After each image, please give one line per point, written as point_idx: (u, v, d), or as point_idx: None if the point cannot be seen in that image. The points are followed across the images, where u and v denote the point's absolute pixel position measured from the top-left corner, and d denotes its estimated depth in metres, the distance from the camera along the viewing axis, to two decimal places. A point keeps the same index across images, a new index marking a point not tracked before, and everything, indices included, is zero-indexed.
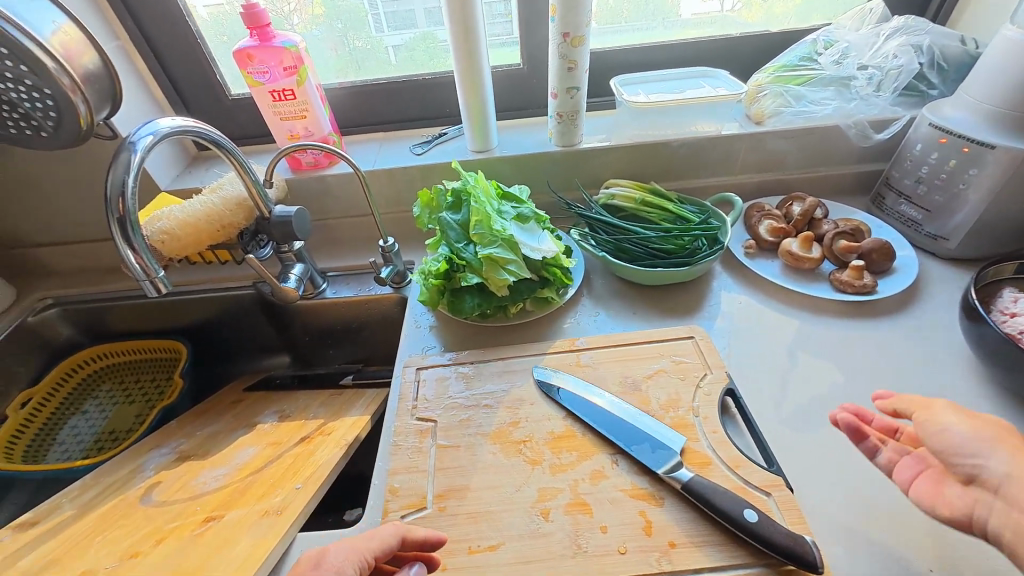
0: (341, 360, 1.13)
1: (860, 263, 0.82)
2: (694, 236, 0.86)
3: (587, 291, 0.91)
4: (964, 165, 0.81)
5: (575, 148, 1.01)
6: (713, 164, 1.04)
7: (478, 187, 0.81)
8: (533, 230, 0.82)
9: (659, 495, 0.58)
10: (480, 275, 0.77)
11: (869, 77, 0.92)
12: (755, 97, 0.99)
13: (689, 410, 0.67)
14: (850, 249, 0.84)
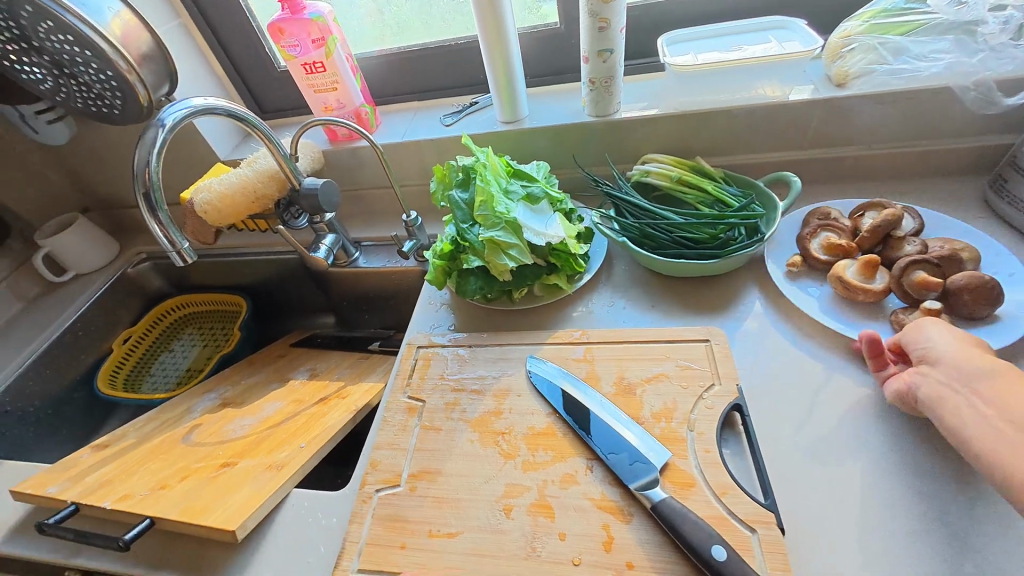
0: (375, 325, 1.17)
1: (933, 308, 0.63)
2: (730, 224, 0.75)
3: (606, 277, 0.84)
4: None
5: (610, 119, 0.91)
6: (778, 136, 0.89)
7: (488, 165, 0.77)
8: (543, 212, 0.77)
9: (629, 511, 0.55)
10: (481, 259, 0.75)
11: (1004, 21, 0.69)
12: (839, 54, 0.82)
13: (684, 422, 0.61)
14: (926, 285, 0.64)
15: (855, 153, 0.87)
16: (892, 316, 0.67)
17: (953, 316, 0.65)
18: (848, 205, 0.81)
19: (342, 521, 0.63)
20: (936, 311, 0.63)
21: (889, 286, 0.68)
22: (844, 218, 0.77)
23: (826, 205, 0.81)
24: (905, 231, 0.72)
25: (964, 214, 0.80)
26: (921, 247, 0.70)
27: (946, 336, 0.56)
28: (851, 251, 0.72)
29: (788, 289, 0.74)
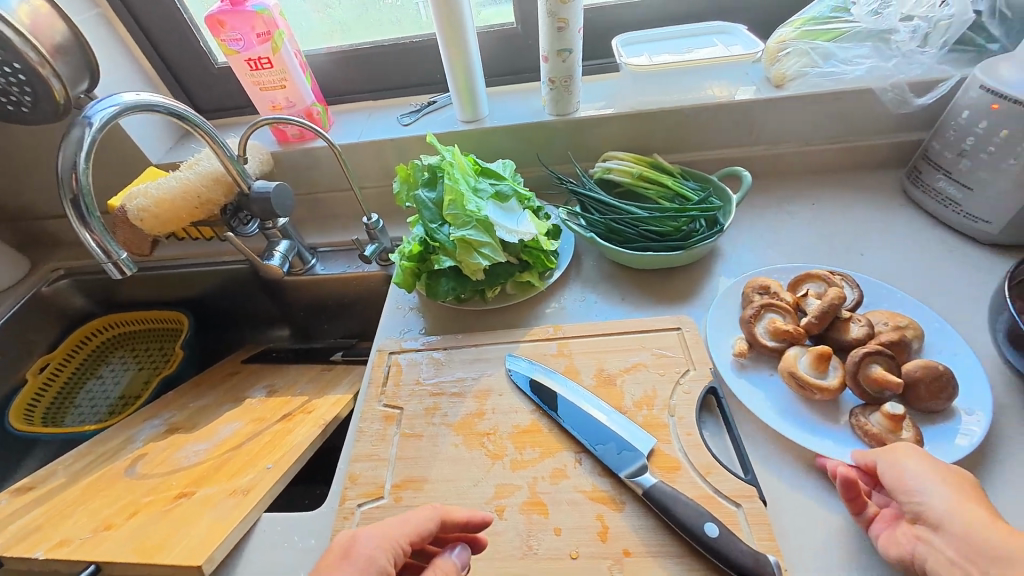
0: (336, 335, 1.12)
1: (897, 409, 0.56)
2: (691, 217, 0.79)
3: (575, 273, 0.85)
4: (1017, 137, 0.70)
5: (570, 118, 0.93)
6: (726, 133, 0.94)
7: (455, 163, 0.75)
8: (512, 210, 0.77)
9: (620, 499, 0.55)
10: (453, 259, 0.74)
11: (913, 30, 0.79)
12: (776, 57, 0.88)
13: (665, 408, 0.62)
14: (884, 382, 0.57)
15: (794, 149, 0.94)
16: (852, 418, 0.59)
17: (909, 410, 0.59)
18: (786, 273, 0.76)
19: (322, 542, 0.59)
20: (898, 415, 0.56)
21: (844, 381, 0.61)
22: (785, 292, 0.71)
23: (762, 275, 0.75)
24: (848, 311, 0.67)
25: (889, 202, 0.89)
26: (868, 328, 0.64)
27: (931, 478, 0.48)
28: (798, 338, 0.65)
29: (737, 384, 0.65)
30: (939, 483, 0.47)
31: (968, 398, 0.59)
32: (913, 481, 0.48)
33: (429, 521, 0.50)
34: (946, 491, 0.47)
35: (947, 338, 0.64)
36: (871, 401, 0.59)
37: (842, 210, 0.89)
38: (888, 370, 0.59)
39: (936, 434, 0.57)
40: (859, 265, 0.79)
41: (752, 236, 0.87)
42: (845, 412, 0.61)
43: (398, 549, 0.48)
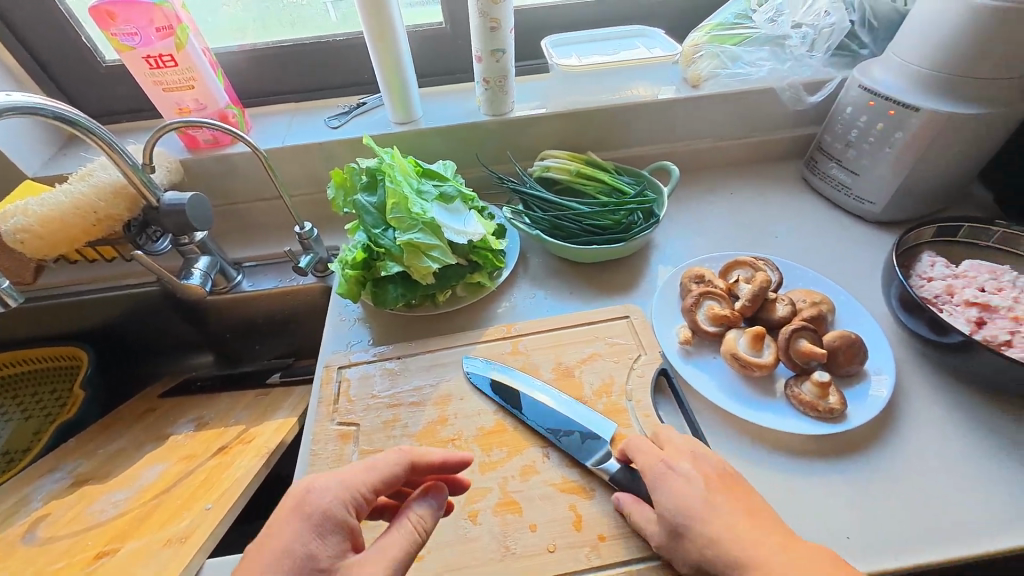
0: (270, 356, 1.03)
1: (824, 376, 0.62)
2: (630, 210, 0.82)
3: (523, 271, 0.86)
4: (890, 129, 0.81)
5: (506, 118, 0.94)
6: (652, 130, 1.00)
7: (395, 165, 0.73)
8: (458, 211, 0.76)
9: (591, 487, 0.57)
10: (401, 264, 0.71)
11: (803, 37, 0.90)
12: (691, 59, 0.95)
13: (623, 393, 0.65)
14: (811, 354, 0.64)
15: (712, 144, 1.02)
16: (787, 389, 0.65)
17: (832, 376, 0.66)
18: (717, 261, 0.82)
19: None
20: (825, 382, 0.62)
21: (777, 356, 0.67)
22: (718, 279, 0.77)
23: (696, 265, 0.81)
24: (773, 292, 0.74)
25: (793, 190, 0.99)
26: (791, 306, 0.71)
27: (686, 488, 0.51)
28: (734, 320, 0.70)
29: (684, 369, 0.68)
30: (679, 486, 0.51)
31: (875, 359, 0.67)
32: (659, 490, 0.51)
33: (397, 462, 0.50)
34: (677, 494, 0.51)
35: (853, 308, 0.73)
36: (801, 372, 0.65)
37: (756, 198, 0.98)
38: (813, 343, 0.65)
39: (855, 396, 0.64)
40: (775, 247, 0.88)
41: (683, 226, 0.94)
42: (780, 385, 0.66)
43: (358, 495, 0.47)
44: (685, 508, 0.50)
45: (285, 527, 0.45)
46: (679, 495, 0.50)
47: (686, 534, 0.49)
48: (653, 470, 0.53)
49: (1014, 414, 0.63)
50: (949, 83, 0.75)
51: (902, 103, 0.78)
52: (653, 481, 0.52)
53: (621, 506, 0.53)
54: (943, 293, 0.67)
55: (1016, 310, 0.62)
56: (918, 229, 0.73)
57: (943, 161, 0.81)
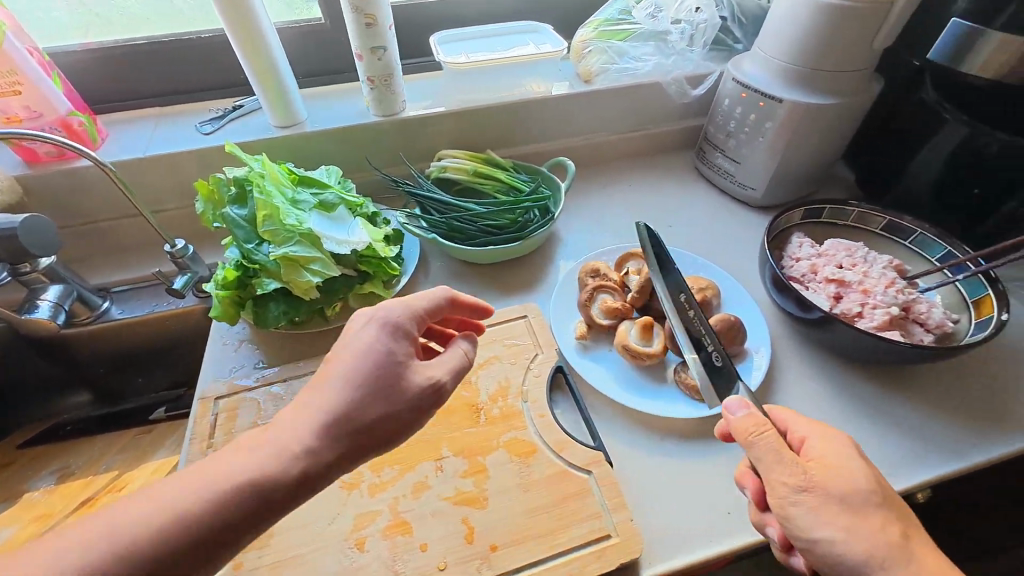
0: (155, 389, 0.93)
1: None
2: (525, 208, 0.82)
3: (423, 276, 0.83)
4: (761, 119, 0.86)
5: (398, 117, 0.90)
6: (550, 126, 1.00)
7: (266, 174, 0.67)
8: (342, 219, 0.71)
9: (484, 496, 0.55)
10: (279, 280, 0.66)
11: (682, 32, 0.93)
12: (581, 54, 0.96)
13: (519, 395, 0.64)
14: None
15: (609, 138, 1.04)
16: (675, 375, 0.67)
17: None
18: (613, 253, 0.84)
19: None
20: None
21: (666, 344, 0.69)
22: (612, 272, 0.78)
23: (594, 258, 0.82)
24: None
25: (687, 179, 1.04)
26: None
27: (858, 455, 0.47)
28: (627, 312, 0.72)
29: (580, 363, 0.69)
30: (868, 456, 0.48)
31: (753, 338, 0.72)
32: (834, 444, 0.48)
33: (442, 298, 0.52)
34: (869, 464, 0.47)
35: (737, 292, 0.77)
36: (687, 357, 0.68)
37: (652, 190, 1.01)
38: (697, 329, 0.68)
39: (736, 375, 0.67)
40: (669, 236, 0.92)
41: (583, 220, 0.95)
42: (688, 348, 0.64)
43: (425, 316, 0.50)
44: (872, 477, 0.46)
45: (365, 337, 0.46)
46: (862, 466, 0.47)
47: (855, 500, 0.44)
48: (827, 433, 0.50)
49: (869, 377, 0.69)
50: (806, 75, 0.81)
51: (768, 95, 0.83)
52: (817, 441, 0.49)
53: (762, 437, 0.48)
54: (808, 272, 0.72)
55: (866, 284, 0.68)
56: (787, 213, 0.78)
57: (808, 148, 0.87)
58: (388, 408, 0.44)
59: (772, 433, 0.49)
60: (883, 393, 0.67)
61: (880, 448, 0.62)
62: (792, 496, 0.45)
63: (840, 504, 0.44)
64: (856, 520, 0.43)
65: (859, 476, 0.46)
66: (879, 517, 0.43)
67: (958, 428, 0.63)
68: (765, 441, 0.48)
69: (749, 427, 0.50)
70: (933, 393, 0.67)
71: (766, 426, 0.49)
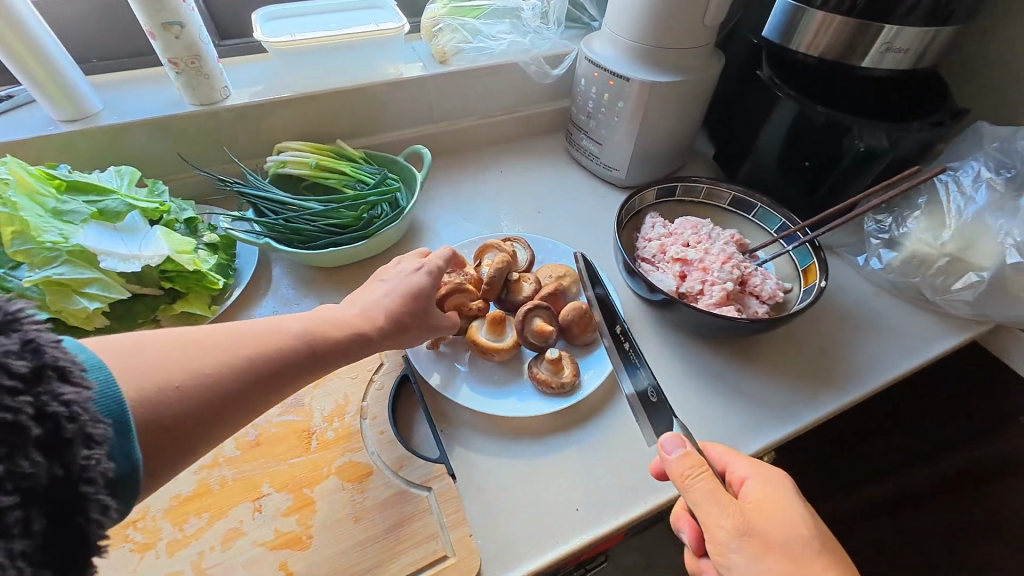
0: None
1: (556, 352, 0.63)
2: (371, 203, 0.75)
3: (260, 287, 0.74)
4: (614, 98, 0.85)
5: (220, 107, 0.78)
6: (408, 112, 0.93)
7: (12, 181, 0.54)
8: (132, 230, 0.60)
9: (308, 535, 0.49)
10: (45, 310, 0.55)
11: (534, 8, 0.91)
12: (432, 33, 0.89)
13: (357, 413, 0.58)
14: (545, 332, 0.64)
15: (475, 122, 0.99)
16: (528, 370, 0.64)
17: (572, 348, 0.68)
18: (473, 246, 0.79)
19: None
20: (558, 358, 0.63)
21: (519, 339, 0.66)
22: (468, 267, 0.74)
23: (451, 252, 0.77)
24: (519, 273, 0.73)
25: (558, 163, 1.01)
26: (534, 285, 0.71)
27: (792, 495, 0.46)
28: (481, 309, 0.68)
29: (429, 369, 0.63)
30: (793, 495, 0.46)
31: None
32: (759, 487, 0.47)
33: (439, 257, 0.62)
34: (797, 504, 0.46)
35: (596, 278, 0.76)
36: (541, 351, 0.65)
37: (522, 175, 0.98)
38: (549, 320, 0.66)
39: (591, 363, 0.66)
40: (537, 223, 0.89)
41: (449, 212, 0.90)
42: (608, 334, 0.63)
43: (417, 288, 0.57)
44: (798, 521, 0.44)
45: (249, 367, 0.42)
46: (792, 506, 0.45)
47: (792, 549, 0.42)
48: (759, 472, 0.48)
49: (716, 351, 0.71)
50: (649, 53, 0.80)
51: (617, 74, 0.82)
52: (753, 481, 0.47)
53: (700, 478, 0.46)
54: (658, 253, 0.72)
55: (706, 261, 0.69)
56: (639, 193, 0.78)
57: (662, 127, 0.88)
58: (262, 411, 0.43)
59: (708, 477, 0.46)
60: (728, 366, 0.69)
61: (723, 421, 0.64)
62: (729, 542, 0.44)
63: (780, 550, 0.42)
64: (800, 571, 0.41)
65: (787, 522, 0.44)
66: (822, 565, 0.42)
67: (792, 392, 0.66)
68: (699, 484, 0.46)
69: (687, 465, 0.47)
70: (771, 360, 0.70)
71: (703, 467, 0.47)
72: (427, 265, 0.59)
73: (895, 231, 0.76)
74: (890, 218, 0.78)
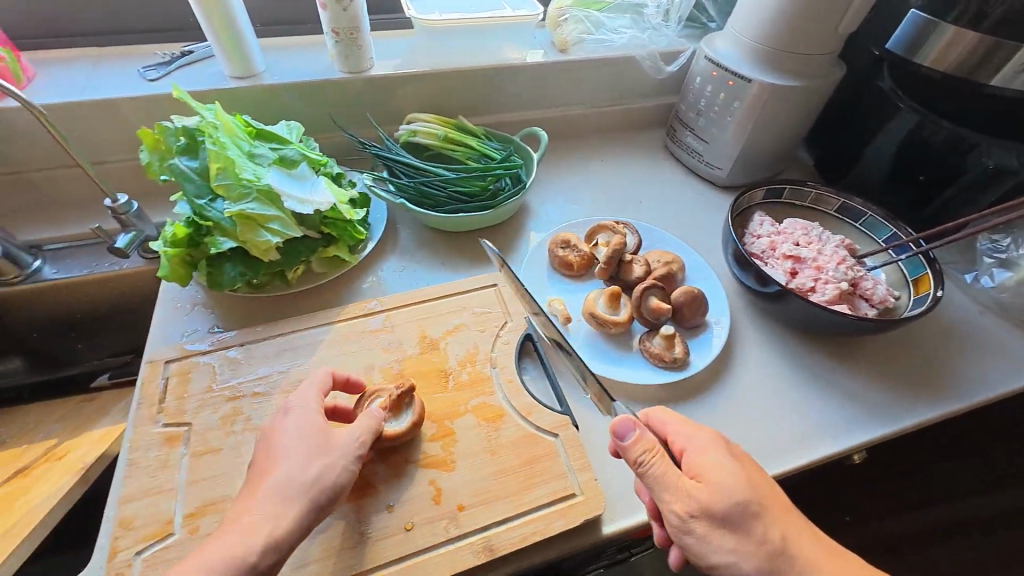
0: (97, 356, 0.87)
1: (670, 330, 0.67)
2: (497, 175, 0.81)
3: (391, 243, 0.81)
4: (730, 98, 0.88)
5: (365, 76, 0.86)
6: (523, 96, 0.98)
7: (219, 125, 0.63)
8: (304, 177, 0.68)
9: (452, 458, 0.56)
10: (235, 239, 0.62)
11: (658, 6, 0.93)
12: (557, 23, 0.94)
13: (487, 361, 0.64)
14: (660, 310, 0.68)
15: (583, 111, 1.04)
16: (640, 344, 0.69)
17: (679, 329, 0.72)
18: (583, 226, 0.84)
19: None
20: (671, 335, 0.67)
21: (632, 313, 0.71)
22: (582, 244, 0.79)
23: (564, 229, 0.82)
24: (631, 254, 0.77)
25: (657, 157, 1.05)
26: (646, 267, 0.75)
27: (727, 463, 0.49)
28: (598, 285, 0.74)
29: (552, 333, 0.70)
30: (736, 463, 0.49)
31: (714, 309, 0.74)
32: (709, 459, 0.49)
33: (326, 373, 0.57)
34: (743, 469, 0.49)
35: (702, 268, 0.79)
36: (653, 327, 0.70)
37: (624, 165, 1.02)
38: (663, 300, 0.70)
39: (698, 345, 0.71)
40: (637, 212, 0.93)
41: (554, 193, 0.94)
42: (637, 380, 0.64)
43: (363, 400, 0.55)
44: (748, 485, 0.48)
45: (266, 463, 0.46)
46: (738, 473, 0.48)
47: (733, 518, 0.46)
48: (695, 445, 0.51)
49: (816, 348, 0.73)
50: (775, 57, 0.82)
51: (738, 74, 0.84)
52: (698, 454, 0.50)
53: (653, 461, 0.48)
54: (768, 249, 0.76)
55: (820, 260, 0.72)
56: (750, 191, 0.81)
57: (773, 130, 0.90)
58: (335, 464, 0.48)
59: (661, 457, 0.48)
60: (828, 363, 0.71)
61: (822, 414, 0.67)
62: (683, 520, 0.47)
63: (722, 521, 0.46)
64: (744, 536, 0.46)
65: (732, 491, 0.47)
66: (763, 525, 0.46)
67: (891, 395, 0.69)
68: (653, 470, 0.48)
69: (637, 449, 0.49)
70: (870, 363, 0.72)
71: (653, 449, 0.48)
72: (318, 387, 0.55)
73: (1014, 252, 0.77)
74: (1008, 239, 0.77)
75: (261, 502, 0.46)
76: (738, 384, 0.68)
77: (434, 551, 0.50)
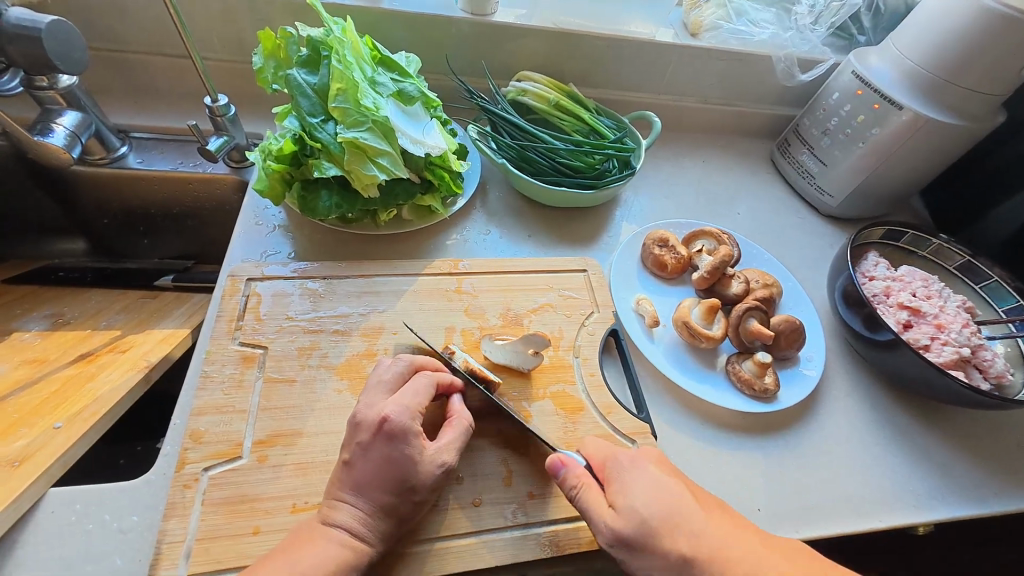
0: (159, 255, 0.85)
1: (765, 357, 0.63)
2: (606, 155, 0.76)
3: (480, 203, 0.77)
4: (869, 123, 0.79)
5: (486, 20, 0.80)
6: (640, 74, 0.91)
7: (347, 42, 0.59)
8: (417, 117, 0.65)
9: (526, 443, 0.53)
10: (340, 167, 0.59)
11: (812, 5, 0.86)
12: (697, 3, 0.87)
13: (570, 349, 0.61)
14: (757, 334, 0.64)
15: (695, 104, 0.97)
16: (727, 364, 0.65)
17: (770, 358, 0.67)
18: (681, 228, 0.79)
19: (149, 519, 0.46)
20: (766, 362, 0.63)
21: (726, 331, 0.66)
22: (681, 246, 0.74)
23: (662, 227, 0.77)
24: (731, 268, 0.72)
25: (762, 169, 0.98)
26: (745, 283, 0.70)
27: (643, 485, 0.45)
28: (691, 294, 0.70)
29: (637, 333, 0.66)
30: (643, 478, 0.45)
31: (810, 344, 0.70)
32: (619, 481, 0.45)
33: (428, 388, 0.49)
34: (651, 485, 0.45)
35: (800, 299, 0.74)
36: (745, 351, 0.66)
37: (726, 170, 0.95)
38: (761, 323, 0.66)
39: (790, 378, 0.66)
40: (736, 223, 0.87)
41: (651, 184, 0.88)
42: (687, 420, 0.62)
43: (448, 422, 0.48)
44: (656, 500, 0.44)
45: (361, 459, 0.44)
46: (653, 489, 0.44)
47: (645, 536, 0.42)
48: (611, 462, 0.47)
49: (907, 408, 0.68)
50: (935, 86, 0.74)
51: (889, 98, 0.76)
52: (610, 474, 0.46)
53: (582, 493, 0.45)
54: (881, 294, 0.71)
55: (941, 318, 0.66)
56: (870, 228, 0.75)
57: (906, 169, 0.82)
58: (408, 495, 0.44)
59: (588, 489, 0.45)
60: (920, 427, 0.67)
61: (909, 479, 0.62)
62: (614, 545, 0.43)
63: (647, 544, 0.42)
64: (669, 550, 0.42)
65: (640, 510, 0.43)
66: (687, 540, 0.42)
67: (985, 475, 0.64)
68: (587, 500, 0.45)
69: (568, 485, 0.46)
70: (966, 437, 0.67)
71: (581, 480, 0.46)
72: (414, 391, 0.48)
73: None
74: None
75: (344, 458, 0.45)
76: (823, 430, 0.64)
77: (501, 533, 0.48)
